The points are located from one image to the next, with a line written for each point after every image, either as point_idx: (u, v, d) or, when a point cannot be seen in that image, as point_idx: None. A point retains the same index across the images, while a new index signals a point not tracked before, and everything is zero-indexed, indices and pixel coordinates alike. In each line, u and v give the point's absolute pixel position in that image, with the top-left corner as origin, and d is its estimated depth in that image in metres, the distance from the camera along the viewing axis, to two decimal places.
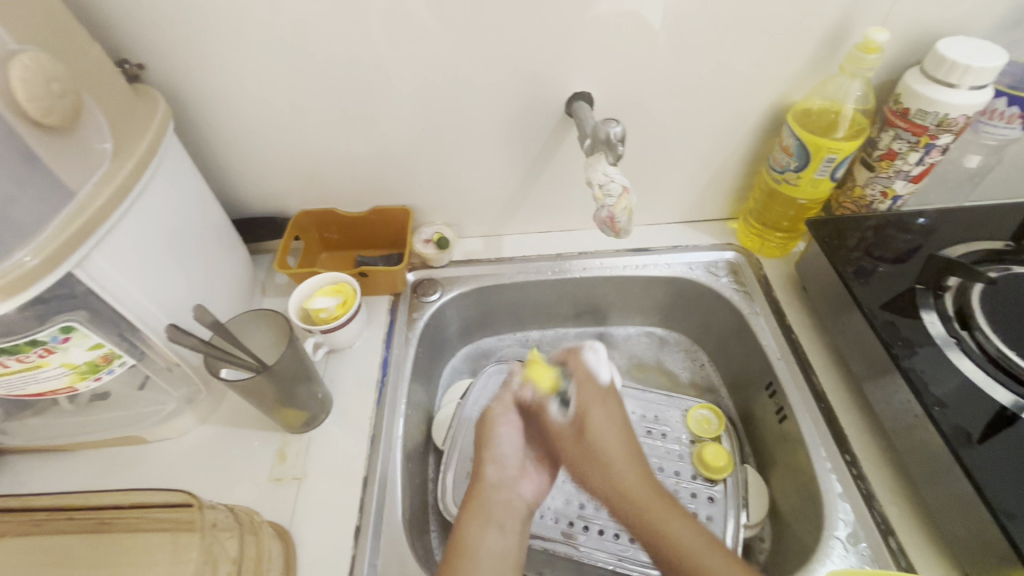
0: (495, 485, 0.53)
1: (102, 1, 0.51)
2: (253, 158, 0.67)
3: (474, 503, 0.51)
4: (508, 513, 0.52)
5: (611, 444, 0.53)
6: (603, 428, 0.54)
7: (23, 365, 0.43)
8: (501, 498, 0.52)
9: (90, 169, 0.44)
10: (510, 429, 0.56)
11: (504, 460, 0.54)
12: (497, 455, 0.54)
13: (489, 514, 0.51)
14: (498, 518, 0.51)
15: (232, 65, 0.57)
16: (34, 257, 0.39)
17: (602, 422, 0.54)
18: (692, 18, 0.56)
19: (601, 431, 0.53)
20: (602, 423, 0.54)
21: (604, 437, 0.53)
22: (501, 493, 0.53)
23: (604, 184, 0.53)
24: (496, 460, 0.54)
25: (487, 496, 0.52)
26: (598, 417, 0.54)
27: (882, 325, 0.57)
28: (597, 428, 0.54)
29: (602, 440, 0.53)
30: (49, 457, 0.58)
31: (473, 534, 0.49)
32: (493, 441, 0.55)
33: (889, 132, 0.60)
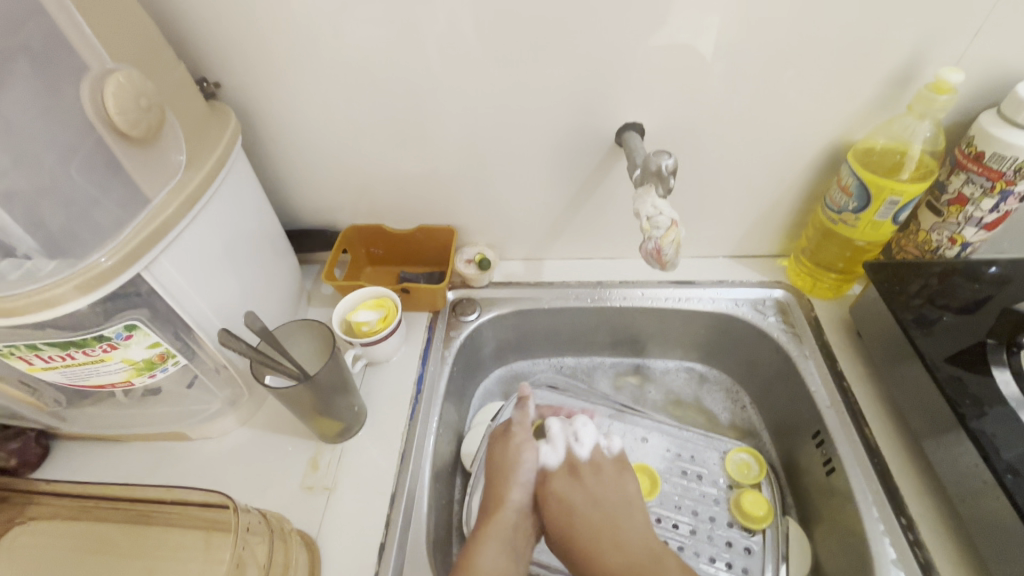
0: (515, 507, 0.58)
1: (191, 25, 0.55)
2: (310, 173, 0.70)
3: (484, 529, 0.56)
4: (519, 538, 0.57)
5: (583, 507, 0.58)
6: (576, 497, 0.59)
7: (89, 357, 0.46)
8: (518, 519, 0.57)
9: (165, 178, 0.47)
10: (532, 451, 0.62)
11: (525, 483, 0.60)
12: (520, 478, 0.60)
13: (499, 537, 0.55)
14: (509, 541, 0.56)
15: (299, 85, 0.61)
16: (108, 258, 0.42)
17: (573, 490, 0.59)
18: (750, 52, 0.56)
19: (567, 492, 0.59)
20: (576, 490, 0.59)
21: (576, 509, 0.58)
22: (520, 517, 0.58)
23: (652, 216, 0.52)
24: (520, 483, 0.60)
25: (498, 525, 0.56)
26: (561, 483, 0.60)
27: (947, 379, 0.54)
28: (567, 490, 0.59)
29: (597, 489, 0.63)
30: (101, 446, 0.61)
31: (485, 556, 0.53)
32: (519, 467, 0.60)
33: (959, 176, 0.57)
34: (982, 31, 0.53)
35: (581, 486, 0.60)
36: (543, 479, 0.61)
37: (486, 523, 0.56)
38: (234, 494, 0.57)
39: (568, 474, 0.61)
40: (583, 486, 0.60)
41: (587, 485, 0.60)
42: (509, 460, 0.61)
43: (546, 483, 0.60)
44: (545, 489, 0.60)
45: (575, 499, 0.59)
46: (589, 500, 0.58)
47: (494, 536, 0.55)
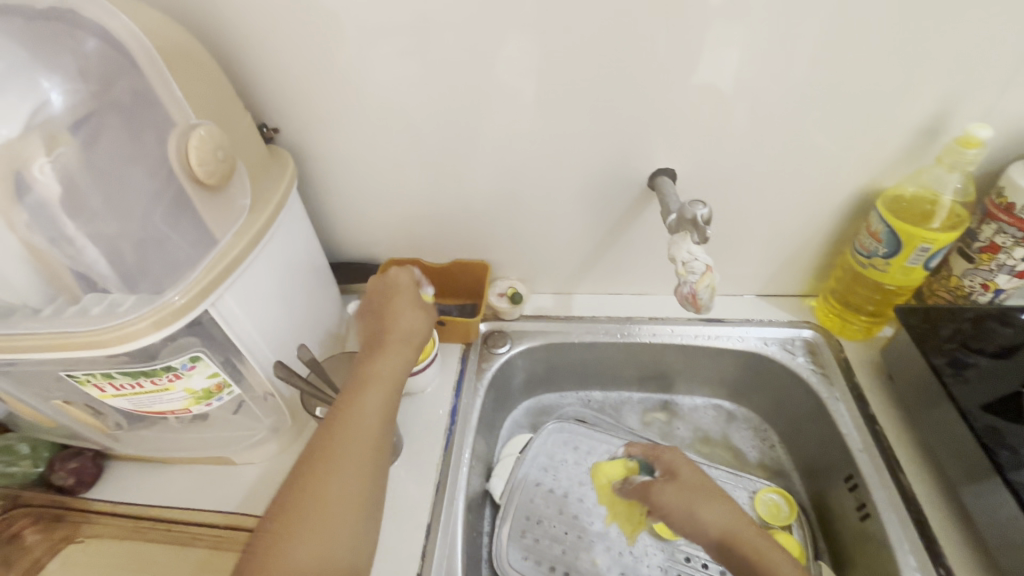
0: (384, 376, 0.54)
1: (257, 77, 0.60)
2: (355, 210, 0.74)
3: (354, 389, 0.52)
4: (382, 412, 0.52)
5: (690, 518, 0.51)
6: (677, 500, 0.52)
7: (155, 386, 0.49)
8: (377, 400, 0.52)
9: (231, 221, 0.50)
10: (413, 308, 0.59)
11: (400, 328, 0.57)
12: (396, 322, 0.58)
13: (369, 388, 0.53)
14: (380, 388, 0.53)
15: (350, 130, 0.65)
16: (181, 296, 0.45)
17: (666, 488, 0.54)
18: (784, 102, 0.58)
19: (668, 500, 0.53)
20: (674, 490, 0.53)
21: (682, 513, 0.52)
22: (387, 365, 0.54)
23: (687, 261, 0.54)
24: (396, 326, 0.58)
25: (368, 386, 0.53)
26: (664, 487, 0.54)
27: (983, 429, 0.54)
28: (669, 498, 0.53)
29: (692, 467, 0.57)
30: (150, 468, 0.64)
31: (352, 434, 0.49)
32: (394, 318, 0.58)
33: (991, 225, 0.58)
34: (1009, 88, 0.55)
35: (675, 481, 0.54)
36: (647, 484, 0.56)
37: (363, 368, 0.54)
38: None
39: (664, 479, 0.55)
40: (683, 488, 0.53)
41: (685, 483, 0.54)
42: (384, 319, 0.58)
43: (646, 488, 0.56)
44: (653, 494, 0.54)
45: (678, 504, 0.52)
46: (687, 504, 0.52)
47: (365, 387, 0.53)
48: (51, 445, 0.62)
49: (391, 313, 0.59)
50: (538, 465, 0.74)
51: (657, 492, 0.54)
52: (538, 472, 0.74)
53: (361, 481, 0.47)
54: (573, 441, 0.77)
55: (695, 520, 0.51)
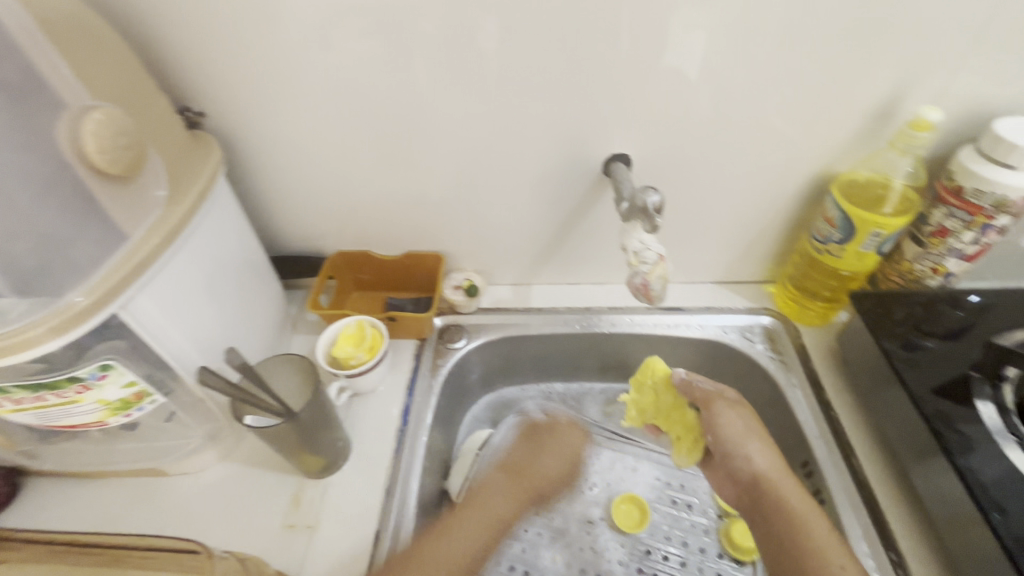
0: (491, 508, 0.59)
1: (175, 54, 0.55)
2: (297, 200, 0.69)
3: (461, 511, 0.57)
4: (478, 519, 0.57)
5: (741, 447, 0.53)
6: (738, 423, 0.54)
7: (60, 399, 0.45)
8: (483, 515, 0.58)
9: (143, 216, 0.46)
10: (553, 456, 0.66)
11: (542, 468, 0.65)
12: (545, 464, 0.65)
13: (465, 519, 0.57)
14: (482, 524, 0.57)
15: (286, 114, 0.60)
16: (84, 297, 0.41)
17: (731, 417, 0.55)
18: (738, 84, 0.56)
19: (728, 425, 0.54)
20: (739, 420, 0.55)
21: (736, 435, 0.54)
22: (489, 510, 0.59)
23: (639, 251, 0.52)
24: (547, 462, 0.66)
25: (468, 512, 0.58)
26: (727, 408, 0.55)
27: (933, 414, 0.53)
28: (725, 418, 0.55)
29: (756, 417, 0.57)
30: (75, 483, 0.59)
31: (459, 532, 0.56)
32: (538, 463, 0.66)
33: (940, 209, 0.58)
34: (960, 70, 0.54)
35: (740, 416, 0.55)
36: (710, 397, 0.56)
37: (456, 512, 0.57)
38: (210, 535, 0.55)
39: (726, 405, 0.56)
40: (743, 422, 0.55)
41: (747, 413, 0.55)
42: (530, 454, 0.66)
43: (709, 409, 0.56)
44: (711, 412, 0.55)
45: (734, 428, 0.54)
46: (750, 432, 0.54)
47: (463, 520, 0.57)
48: None
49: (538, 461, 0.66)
50: None
51: (717, 408, 0.56)
52: None
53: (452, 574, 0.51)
54: None
55: (745, 451, 0.53)
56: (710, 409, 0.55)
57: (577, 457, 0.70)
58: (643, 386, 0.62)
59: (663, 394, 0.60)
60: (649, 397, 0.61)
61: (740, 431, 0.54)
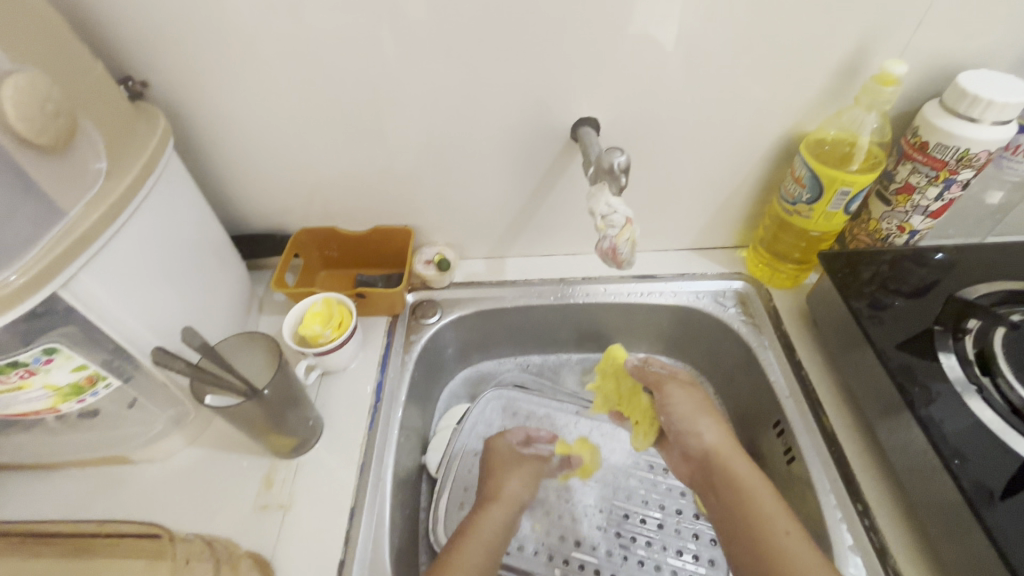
0: (509, 498, 0.61)
1: (109, 20, 0.51)
2: (256, 175, 0.67)
3: (486, 506, 0.59)
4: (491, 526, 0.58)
5: (692, 425, 0.58)
6: (689, 401, 0.59)
7: (5, 385, 0.43)
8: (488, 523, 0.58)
9: (82, 189, 0.43)
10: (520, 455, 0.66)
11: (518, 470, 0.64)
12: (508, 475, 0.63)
13: (494, 517, 0.59)
14: (504, 525, 0.59)
15: (236, 82, 0.57)
16: (19, 276, 0.39)
17: (680, 397, 0.60)
18: (705, 42, 0.55)
19: (677, 405, 0.59)
20: (688, 400, 0.59)
21: (687, 413, 0.59)
22: (512, 508, 0.61)
23: (606, 215, 0.51)
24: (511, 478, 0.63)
25: (498, 507, 0.60)
26: (677, 389, 0.60)
27: (897, 368, 0.54)
28: (676, 397, 0.60)
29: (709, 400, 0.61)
30: (35, 475, 0.57)
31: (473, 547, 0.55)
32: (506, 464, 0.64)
33: (906, 166, 0.58)
34: (925, 22, 0.53)
35: (688, 396, 0.60)
36: (661, 380, 0.61)
37: (487, 509, 0.59)
38: (179, 522, 0.54)
39: (676, 386, 0.61)
40: (693, 403, 0.59)
41: (696, 394, 0.60)
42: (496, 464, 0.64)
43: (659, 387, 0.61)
44: (661, 393, 0.60)
45: (683, 407, 0.59)
46: (700, 411, 0.59)
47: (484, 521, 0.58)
48: None
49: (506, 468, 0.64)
50: (476, 434, 0.71)
51: (668, 389, 0.60)
52: (476, 441, 0.71)
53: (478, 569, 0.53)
54: (516, 411, 0.74)
55: (695, 429, 0.58)
56: (660, 390, 0.60)
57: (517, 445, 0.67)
58: (605, 372, 0.66)
59: (623, 380, 0.64)
60: (611, 382, 0.66)
61: (691, 409, 0.59)
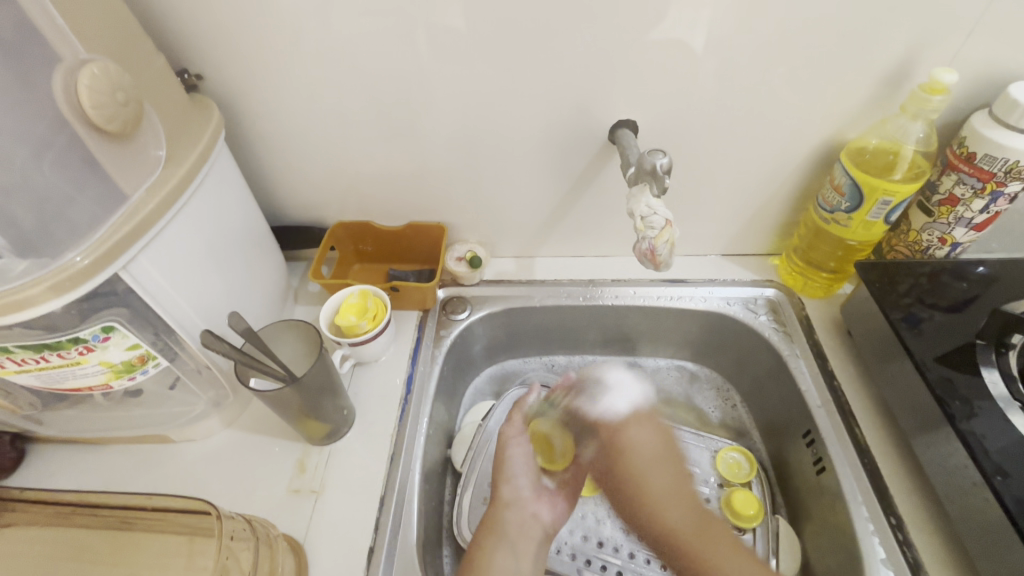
0: (510, 503, 0.62)
1: (170, 14, 0.53)
2: (297, 168, 0.68)
3: (492, 516, 0.60)
4: (522, 534, 0.60)
5: (649, 464, 0.63)
6: (642, 445, 0.64)
7: (64, 360, 0.45)
8: (515, 516, 0.61)
9: (143, 175, 0.46)
10: (520, 451, 0.65)
11: (516, 481, 0.63)
12: (509, 477, 0.63)
13: (502, 534, 0.59)
14: (512, 540, 0.59)
15: (286, 79, 0.59)
16: (84, 257, 0.41)
17: (642, 436, 0.65)
18: (749, 46, 0.55)
19: (642, 440, 0.64)
20: (645, 442, 0.64)
21: (646, 459, 0.63)
22: (516, 512, 0.61)
23: (646, 216, 0.52)
24: (509, 481, 0.63)
25: (503, 515, 0.61)
26: (637, 434, 0.64)
27: (937, 380, 0.54)
28: (632, 443, 0.64)
29: (642, 453, 0.63)
30: (81, 449, 0.60)
31: (494, 555, 0.57)
32: (507, 465, 0.64)
33: (951, 176, 0.57)
34: (976, 32, 0.53)
35: (649, 439, 0.64)
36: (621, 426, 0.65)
37: (492, 514, 0.60)
38: (216, 500, 0.56)
39: (636, 421, 0.66)
40: (654, 441, 0.65)
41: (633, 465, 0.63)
42: (499, 461, 0.64)
43: (619, 433, 0.65)
44: (623, 436, 0.64)
45: (646, 453, 0.63)
46: (654, 450, 0.64)
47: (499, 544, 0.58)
48: None
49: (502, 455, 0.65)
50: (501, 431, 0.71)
51: (628, 436, 0.64)
52: None
53: (510, 550, 0.58)
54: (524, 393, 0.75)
55: (661, 506, 0.60)
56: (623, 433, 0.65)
57: (501, 445, 0.65)
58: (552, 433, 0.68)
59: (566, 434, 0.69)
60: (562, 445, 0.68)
61: (650, 454, 0.63)
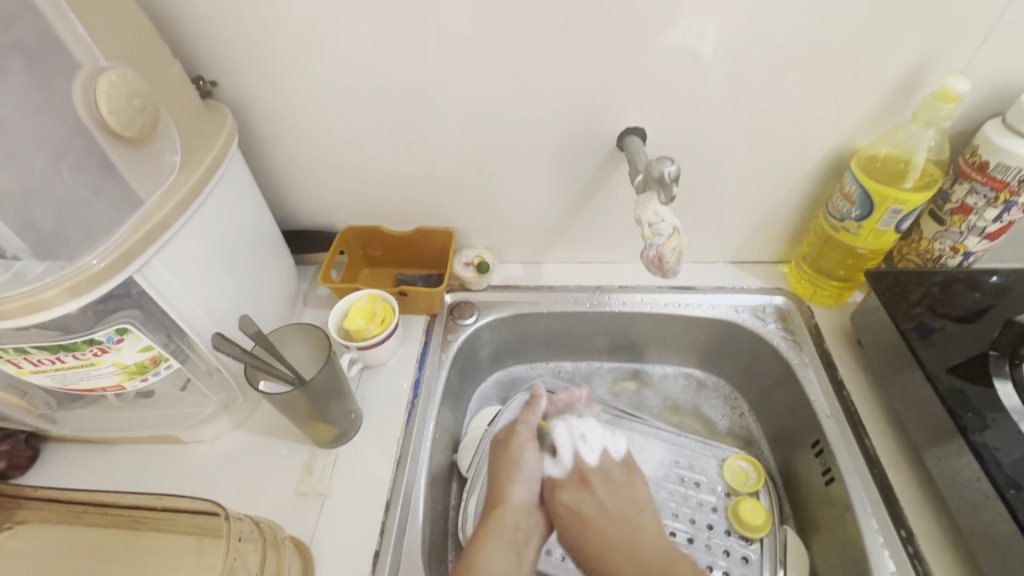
0: (518, 506, 0.58)
1: (186, 23, 0.55)
2: (308, 174, 0.69)
3: (494, 518, 0.56)
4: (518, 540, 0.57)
5: (594, 522, 0.56)
6: (584, 504, 0.58)
7: (79, 361, 0.46)
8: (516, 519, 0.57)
9: (158, 181, 0.46)
10: (535, 453, 0.61)
11: (526, 482, 0.59)
12: (522, 477, 0.59)
13: (505, 538, 0.55)
14: (514, 542, 0.56)
15: (298, 87, 0.60)
16: (100, 260, 0.41)
17: (580, 498, 0.58)
18: (758, 54, 0.55)
19: (577, 502, 0.58)
20: (587, 497, 0.58)
21: (586, 517, 0.57)
22: (517, 515, 0.57)
23: (654, 223, 0.52)
24: (521, 482, 0.59)
25: (507, 516, 0.57)
26: (569, 496, 0.58)
27: (949, 392, 0.53)
28: (577, 501, 0.58)
29: (580, 509, 0.57)
30: (93, 449, 0.61)
31: (492, 559, 0.53)
32: (520, 464, 0.60)
33: (963, 185, 0.57)
34: (988, 40, 0.52)
35: (590, 494, 0.58)
36: (553, 488, 0.59)
37: (495, 515, 0.57)
38: (224, 502, 0.56)
39: (574, 483, 0.60)
40: (596, 495, 0.58)
41: (574, 517, 0.57)
42: (510, 460, 0.60)
43: (553, 494, 0.59)
44: (555, 495, 0.59)
45: (587, 508, 0.57)
46: (599, 509, 0.57)
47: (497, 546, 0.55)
48: None
49: (513, 454, 0.61)
50: None
51: (561, 497, 0.59)
52: None
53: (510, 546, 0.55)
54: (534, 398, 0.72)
55: (617, 562, 0.54)
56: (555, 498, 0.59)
57: (514, 445, 0.61)
58: None
59: None
60: None
61: (588, 509, 0.57)
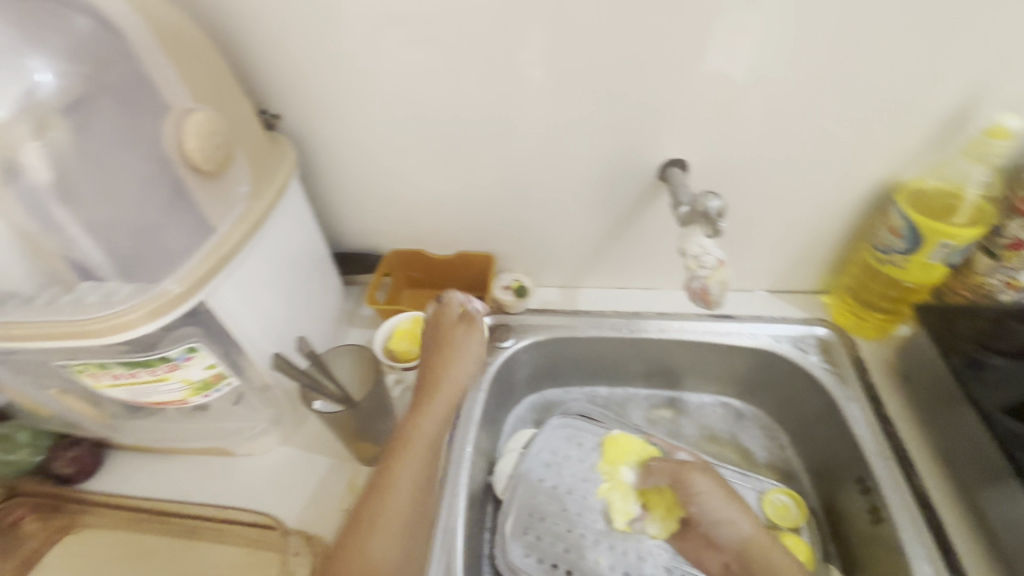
0: (436, 418, 0.59)
1: (258, 61, 0.59)
2: (357, 199, 0.73)
3: (415, 428, 0.58)
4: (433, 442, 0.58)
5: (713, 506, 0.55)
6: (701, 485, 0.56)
7: (151, 376, 0.49)
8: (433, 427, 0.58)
9: (228, 209, 0.49)
10: (463, 353, 0.64)
11: (448, 382, 0.61)
12: (450, 374, 0.62)
13: (433, 433, 0.58)
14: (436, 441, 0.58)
15: (355, 119, 0.63)
16: (176, 285, 0.44)
17: (703, 479, 0.57)
18: (803, 90, 0.56)
19: (705, 487, 0.56)
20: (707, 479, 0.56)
21: (716, 502, 0.55)
22: (435, 423, 0.59)
23: (699, 255, 0.53)
24: (448, 380, 0.61)
25: (427, 421, 0.58)
26: (702, 477, 0.57)
27: (1004, 433, 0.51)
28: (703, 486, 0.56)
29: (706, 497, 0.56)
30: (150, 458, 0.63)
31: (411, 462, 0.55)
32: (446, 368, 0.62)
33: (1018, 221, 0.56)
34: None
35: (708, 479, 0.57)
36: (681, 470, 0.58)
37: (419, 418, 0.58)
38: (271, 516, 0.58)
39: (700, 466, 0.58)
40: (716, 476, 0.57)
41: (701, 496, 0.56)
42: (434, 364, 0.62)
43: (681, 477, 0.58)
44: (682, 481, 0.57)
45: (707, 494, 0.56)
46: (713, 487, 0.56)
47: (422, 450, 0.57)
48: (50, 434, 0.62)
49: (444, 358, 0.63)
50: (541, 460, 0.71)
51: (692, 478, 0.57)
52: (541, 467, 0.71)
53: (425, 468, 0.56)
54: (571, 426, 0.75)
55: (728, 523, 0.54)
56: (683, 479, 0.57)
57: (445, 347, 0.63)
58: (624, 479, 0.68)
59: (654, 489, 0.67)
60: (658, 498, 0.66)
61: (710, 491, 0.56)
